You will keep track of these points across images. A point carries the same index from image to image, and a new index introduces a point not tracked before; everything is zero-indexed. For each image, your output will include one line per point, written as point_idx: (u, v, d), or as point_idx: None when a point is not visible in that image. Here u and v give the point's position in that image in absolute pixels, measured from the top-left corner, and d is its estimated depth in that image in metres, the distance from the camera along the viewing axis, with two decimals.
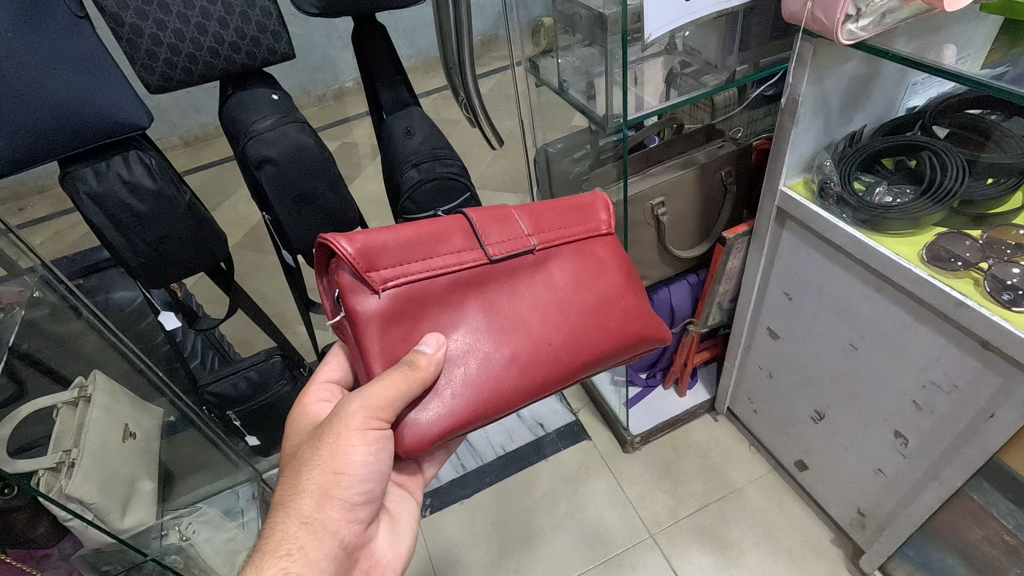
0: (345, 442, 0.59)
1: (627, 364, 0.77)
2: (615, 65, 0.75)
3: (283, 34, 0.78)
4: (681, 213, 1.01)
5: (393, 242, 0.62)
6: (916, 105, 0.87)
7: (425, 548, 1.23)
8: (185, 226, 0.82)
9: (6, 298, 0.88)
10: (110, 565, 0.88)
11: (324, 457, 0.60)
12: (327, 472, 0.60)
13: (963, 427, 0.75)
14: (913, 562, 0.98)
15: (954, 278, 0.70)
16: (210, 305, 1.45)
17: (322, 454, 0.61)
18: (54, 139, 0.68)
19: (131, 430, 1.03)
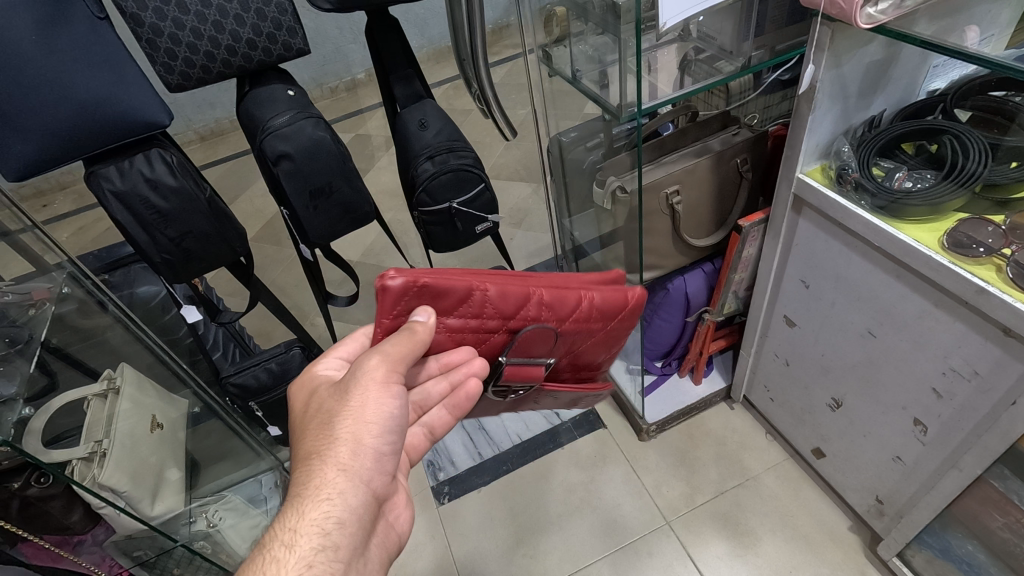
0: (332, 477, 0.57)
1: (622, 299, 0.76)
2: (628, 53, 0.75)
3: (298, 30, 0.78)
4: (696, 201, 1.01)
5: None
6: (938, 88, 0.86)
7: (443, 534, 1.26)
8: (205, 222, 0.83)
9: (36, 295, 0.93)
10: (141, 551, 0.97)
11: (301, 494, 0.57)
12: (325, 461, 0.57)
13: (984, 415, 0.74)
14: (932, 549, 0.97)
15: (976, 265, 0.69)
16: (230, 298, 1.48)
17: (317, 443, 0.59)
18: (80, 139, 0.69)
19: (158, 421, 1.05)
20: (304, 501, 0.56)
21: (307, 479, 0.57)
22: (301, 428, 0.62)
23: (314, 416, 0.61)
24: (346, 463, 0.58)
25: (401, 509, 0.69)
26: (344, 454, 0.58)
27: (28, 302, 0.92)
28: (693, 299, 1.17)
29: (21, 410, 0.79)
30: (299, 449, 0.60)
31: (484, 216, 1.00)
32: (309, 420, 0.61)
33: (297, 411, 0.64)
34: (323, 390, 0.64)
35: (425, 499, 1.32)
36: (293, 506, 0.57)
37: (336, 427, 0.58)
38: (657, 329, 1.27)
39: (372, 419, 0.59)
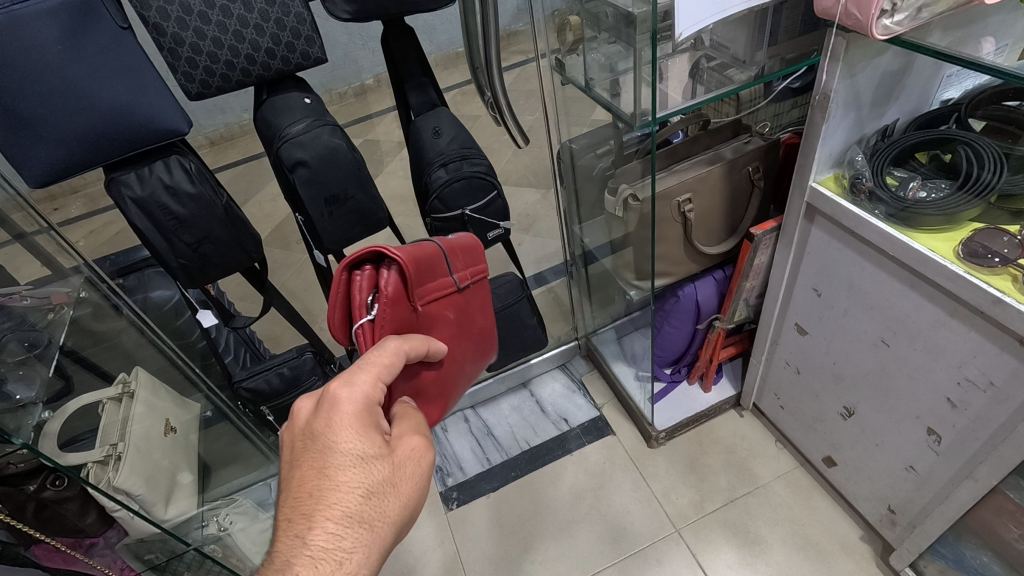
0: (372, 556, 0.56)
1: None
2: (643, 63, 0.75)
3: (317, 39, 0.79)
4: (708, 209, 1.01)
5: (424, 262, 0.67)
6: (951, 98, 0.86)
7: (452, 540, 1.26)
8: (222, 228, 0.84)
9: (56, 298, 0.94)
10: (151, 554, 0.93)
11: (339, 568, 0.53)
12: (370, 535, 0.56)
13: (998, 426, 0.74)
14: (946, 560, 0.96)
15: (991, 275, 0.69)
16: (242, 302, 1.49)
17: (367, 512, 0.56)
18: (102, 145, 0.71)
19: (172, 424, 1.06)
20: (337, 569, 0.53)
21: (350, 553, 0.54)
22: (343, 478, 0.56)
23: (363, 475, 0.56)
24: (383, 543, 0.57)
25: None
26: (386, 534, 0.58)
27: (47, 305, 0.93)
28: (704, 306, 1.18)
29: (41, 413, 0.80)
30: (338, 506, 0.55)
31: (497, 222, 1.01)
32: (355, 480, 0.56)
33: (328, 447, 0.56)
34: (375, 439, 0.58)
35: (434, 504, 1.33)
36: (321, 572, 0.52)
37: (391, 504, 0.58)
38: (667, 336, 1.27)
39: (415, 507, 0.61)
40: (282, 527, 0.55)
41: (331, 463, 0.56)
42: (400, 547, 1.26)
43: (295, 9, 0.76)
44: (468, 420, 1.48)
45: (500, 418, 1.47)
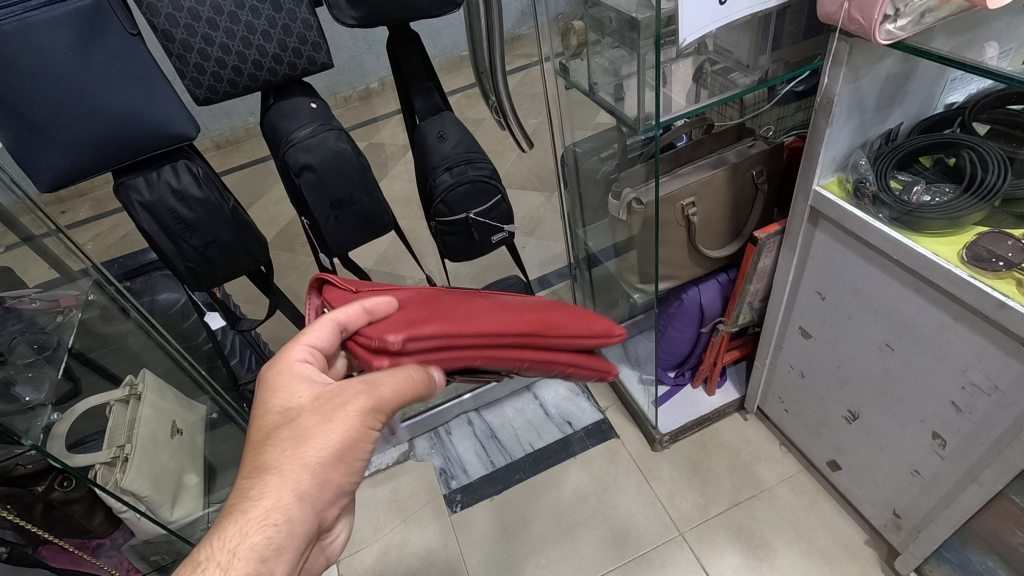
0: (284, 503, 0.55)
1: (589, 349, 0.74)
2: (646, 67, 0.75)
3: (323, 45, 0.80)
4: (712, 212, 1.01)
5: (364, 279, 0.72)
6: (955, 102, 0.86)
7: (455, 543, 1.26)
8: (229, 232, 0.84)
9: (65, 302, 0.96)
10: (158, 555, 1.00)
11: (244, 511, 0.54)
12: (277, 479, 0.55)
13: (1004, 430, 0.74)
14: (951, 564, 0.96)
15: (995, 279, 0.68)
16: (248, 306, 1.50)
17: (279, 456, 0.56)
18: (110, 150, 0.71)
19: (179, 426, 1.06)
20: (272, 525, 0.54)
21: (258, 496, 0.55)
22: (263, 423, 0.59)
23: (323, 445, 0.56)
24: (303, 489, 0.56)
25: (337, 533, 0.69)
26: (304, 483, 0.56)
27: (56, 308, 0.95)
28: (707, 310, 1.17)
29: (50, 415, 0.81)
30: (255, 459, 0.57)
31: (501, 226, 1.01)
32: (276, 428, 0.58)
33: (285, 417, 0.58)
34: (298, 387, 0.60)
35: (438, 507, 1.33)
36: (260, 528, 0.54)
37: (307, 448, 0.56)
38: (671, 339, 1.27)
39: (341, 456, 0.57)
40: (236, 489, 0.56)
41: (281, 432, 0.57)
42: (404, 549, 1.27)
43: (303, 16, 0.76)
44: (472, 423, 1.49)
45: (504, 421, 1.47)
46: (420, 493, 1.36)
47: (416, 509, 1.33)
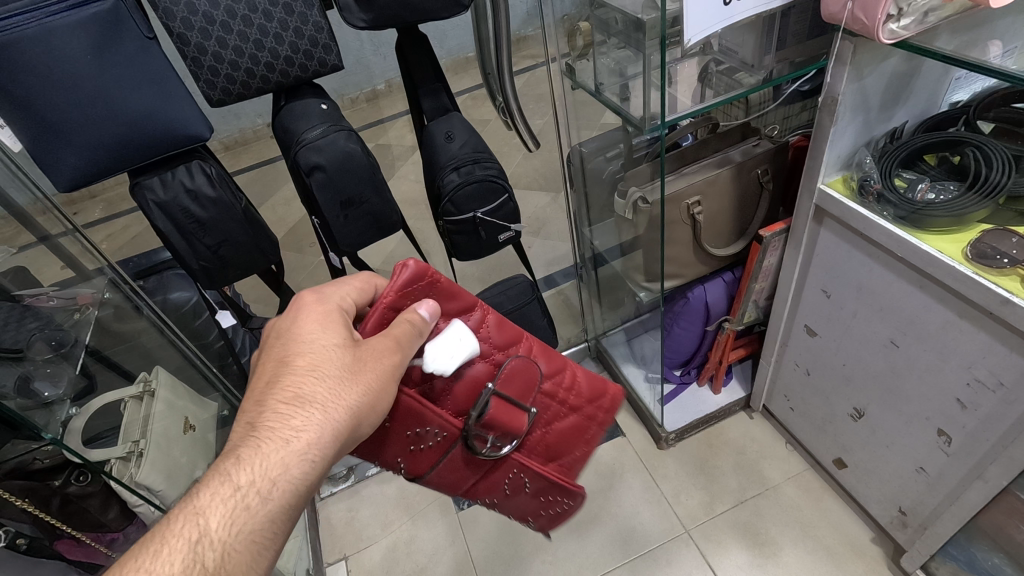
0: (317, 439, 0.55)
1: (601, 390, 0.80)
2: (651, 67, 0.76)
3: (333, 47, 0.81)
4: (717, 211, 1.01)
5: None
6: (960, 100, 0.87)
7: (462, 540, 1.28)
8: (242, 231, 0.86)
9: (82, 299, 0.99)
10: None
11: (283, 443, 0.54)
12: (318, 418, 0.55)
13: (1009, 426, 0.74)
14: (957, 562, 0.96)
15: (999, 276, 0.68)
16: (257, 304, 1.52)
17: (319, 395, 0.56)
18: (127, 151, 0.73)
19: (191, 423, 1.08)
20: (310, 464, 0.54)
21: (296, 430, 0.54)
22: (301, 355, 0.57)
23: (364, 396, 0.56)
24: (340, 431, 0.56)
25: None
26: (343, 423, 0.56)
27: (72, 306, 0.97)
28: (713, 308, 1.18)
29: (68, 410, 0.83)
30: (290, 388, 0.56)
31: (508, 225, 1.03)
32: (316, 360, 0.57)
33: (331, 355, 0.57)
34: (340, 329, 0.59)
35: (445, 504, 1.34)
36: (301, 463, 0.54)
37: (351, 392, 0.56)
38: (677, 338, 1.27)
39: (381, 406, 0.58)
40: (270, 416, 0.55)
41: (330, 368, 0.56)
42: (411, 545, 1.29)
43: (314, 19, 0.78)
44: None
45: None
46: (427, 491, 1.37)
47: (424, 506, 1.35)
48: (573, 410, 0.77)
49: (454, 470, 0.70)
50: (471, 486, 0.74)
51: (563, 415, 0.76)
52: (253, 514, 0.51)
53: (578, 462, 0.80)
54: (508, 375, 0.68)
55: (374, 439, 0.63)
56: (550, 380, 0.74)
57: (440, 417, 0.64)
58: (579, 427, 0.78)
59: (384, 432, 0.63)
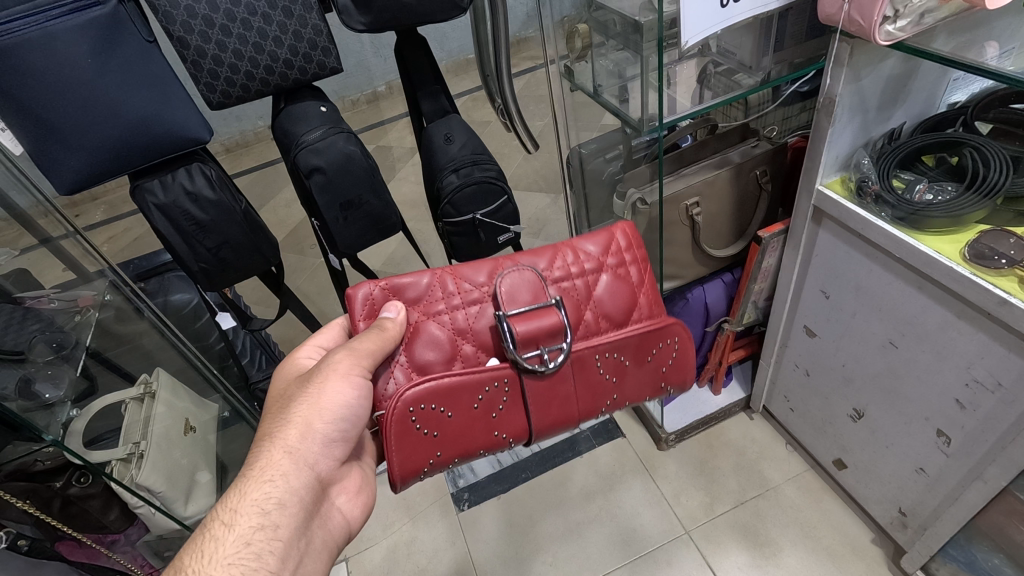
0: (275, 458, 0.62)
1: (613, 244, 0.78)
2: (649, 69, 0.77)
3: (332, 49, 0.81)
4: (716, 212, 1.01)
5: None
6: (958, 101, 0.87)
7: (463, 541, 1.28)
8: (241, 233, 0.86)
9: (82, 302, 0.99)
10: (172, 549, 1.04)
11: (246, 474, 0.61)
12: (272, 443, 0.63)
13: (1007, 427, 0.74)
14: (957, 562, 0.95)
15: (997, 276, 0.68)
16: (258, 306, 1.52)
17: (272, 427, 0.65)
18: (128, 154, 0.73)
19: (191, 424, 1.08)
20: (266, 482, 0.60)
21: (254, 461, 0.62)
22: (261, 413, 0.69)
23: (306, 406, 0.65)
24: (291, 444, 0.63)
25: (348, 495, 0.71)
26: (291, 436, 0.63)
27: (74, 308, 0.98)
28: (713, 308, 1.18)
29: (68, 411, 0.84)
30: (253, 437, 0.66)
31: (507, 226, 1.03)
32: (271, 406, 0.68)
33: (280, 401, 0.68)
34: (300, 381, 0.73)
35: (446, 505, 1.34)
36: (257, 484, 0.60)
37: (291, 409, 0.65)
38: None
39: (326, 404, 0.65)
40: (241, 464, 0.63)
41: (278, 408, 0.67)
42: (412, 547, 1.29)
43: (313, 22, 0.78)
44: None
45: None
46: (428, 492, 1.37)
47: (424, 508, 1.35)
48: (599, 269, 0.76)
49: (552, 403, 0.73)
50: (580, 402, 0.75)
51: (596, 277, 0.76)
52: (220, 540, 0.56)
53: (653, 308, 0.79)
54: (512, 292, 0.71)
55: (457, 434, 0.71)
56: (555, 268, 0.75)
57: (484, 374, 0.70)
58: (621, 279, 0.77)
59: (457, 423, 0.71)
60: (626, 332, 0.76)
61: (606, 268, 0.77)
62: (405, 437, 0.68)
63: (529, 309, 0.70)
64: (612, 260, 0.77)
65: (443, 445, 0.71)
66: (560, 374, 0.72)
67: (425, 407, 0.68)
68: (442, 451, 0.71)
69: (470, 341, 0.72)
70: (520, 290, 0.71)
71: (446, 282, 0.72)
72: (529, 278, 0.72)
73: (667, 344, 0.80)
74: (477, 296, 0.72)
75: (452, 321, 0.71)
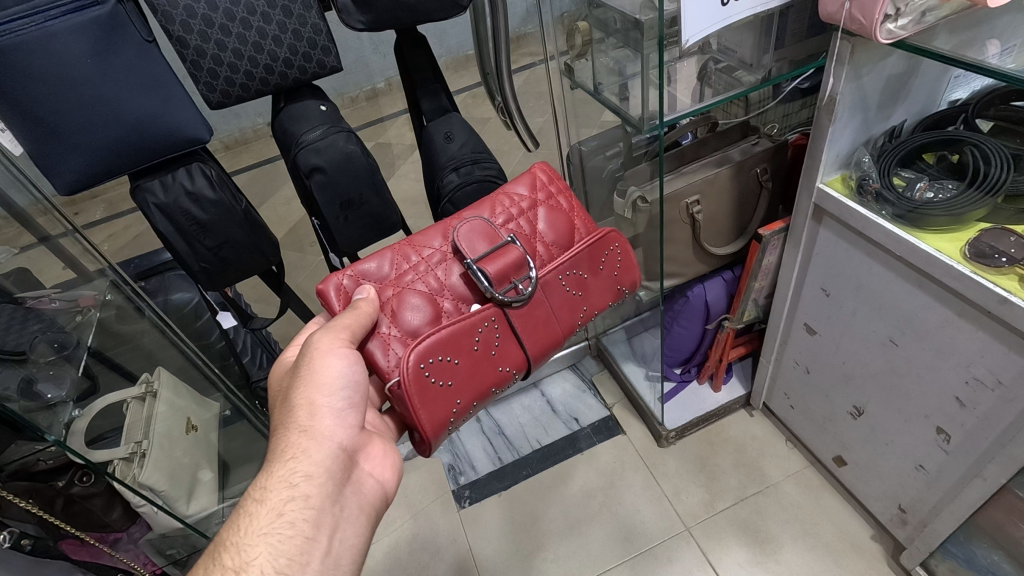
0: (295, 439, 0.64)
1: (539, 184, 0.81)
2: (649, 67, 0.77)
3: (332, 49, 0.81)
4: (717, 210, 1.01)
5: None
6: (959, 98, 0.87)
7: (464, 538, 1.28)
8: (242, 233, 0.86)
9: (83, 302, 0.99)
10: (173, 548, 1.03)
11: (271, 460, 0.63)
12: (288, 428, 0.65)
13: (1007, 425, 0.75)
14: (957, 559, 0.96)
15: (998, 275, 0.68)
16: (259, 305, 1.53)
17: (284, 414, 0.66)
18: (129, 154, 0.74)
19: (193, 423, 1.08)
20: (290, 461, 0.62)
21: (277, 446, 0.64)
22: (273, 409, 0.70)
23: (308, 387, 0.66)
24: (304, 424, 0.65)
25: (379, 459, 0.72)
26: (303, 417, 0.65)
27: (75, 308, 0.98)
28: (713, 306, 1.18)
29: (70, 411, 0.85)
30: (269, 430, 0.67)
31: None
32: (278, 399, 0.70)
33: (282, 393, 0.70)
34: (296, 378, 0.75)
35: (447, 502, 1.35)
36: (281, 464, 0.62)
37: (295, 394, 0.66)
38: (677, 337, 1.28)
39: (325, 379, 0.66)
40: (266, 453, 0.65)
41: (282, 399, 0.69)
42: (413, 544, 1.29)
43: (313, 21, 0.78)
44: (480, 419, 1.51)
45: (511, 418, 1.50)
46: (429, 490, 1.38)
47: (425, 505, 1.35)
48: (534, 206, 0.80)
49: (539, 329, 0.78)
50: (560, 321, 0.80)
51: (534, 213, 0.79)
52: (258, 523, 0.58)
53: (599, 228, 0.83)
54: (470, 241, 0.74)
55: (469, 377, 0.74)
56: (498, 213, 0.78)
57: (473, 318, 0.73)
58: (555, 208, 0.80)
59: (465, 367, 0.73)
60: (575, 250, 0.79)
61: (540, 203, 0.80)
62: (423, 392, 0.70)
63: (492, 251, 0.74)
64: (542, 195, 0.81)
65: (460, 391, 0.73)
66: (535, 300, 0.76)
67: (433, 359, 0.70)
68: (461, 397, 0.74)
69: (448, 297, 0.74)
70: (475, 236, 0.74)
71: (407, 254, 0.75)
72: (481, 225, 0.75)
73: (613, 252, 0.83)
74: (439, 256, 0.75)
75: (425, 284, 0.74)
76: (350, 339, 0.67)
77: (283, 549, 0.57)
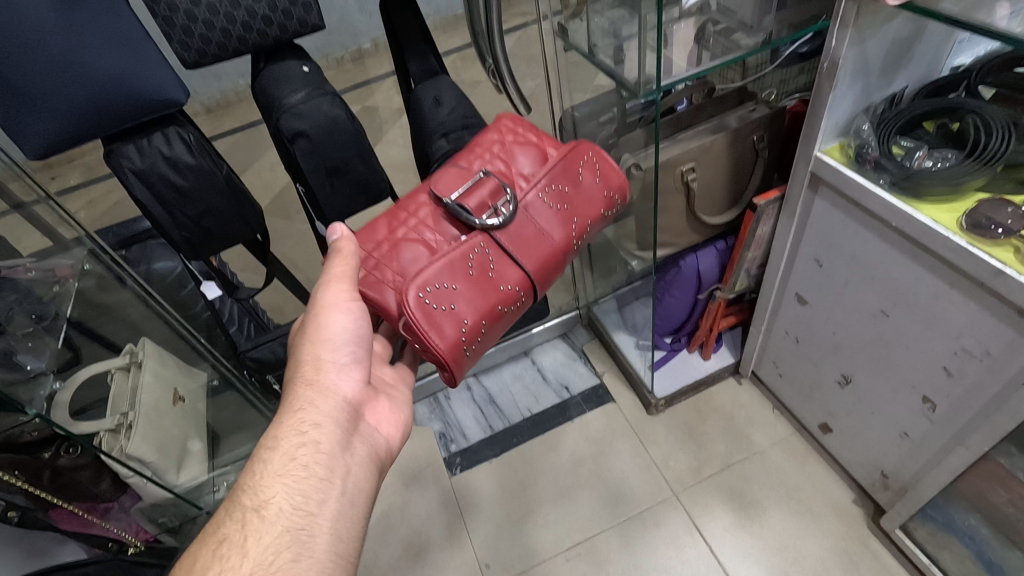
0: (304, 392, 0.64)
1: (507, 126, 0.80)
2: (647, 29, 0.73)
3: (313, 6, 0.77)
4: (712, 178, 0.99)
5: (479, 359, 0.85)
6: (963, 64, 0.84)
7: (455, 504, 1.30)
8: (224, 200, 0.83)
9: (60, 272, 0.98)
10: (166, 517, 1.02)
11: (284, 411, 0.63)
12: (297, 387, 0.64)
13: (992, 395, 0.75)
14: (935, 522, 0.98)
15: (994, 247, 0.68)
16: (246, 274, 1.50)
17: (292, 367, 0.66)
18: (101, 117, 0.70)
19: (180, 394, 1.05)
20: (301, 411, 0.62)
21: (288, 400, 0.64)
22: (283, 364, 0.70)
23: (312, 338, 0.66)
24: (312, 377, 0.65)
25: (383, 414, 0.72)
26: (310, 369, 0.65)
27: (52, 278, 0.97)
28: (705, 276, 1.17)
29: (52, 384, 0.86)
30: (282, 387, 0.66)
31: None
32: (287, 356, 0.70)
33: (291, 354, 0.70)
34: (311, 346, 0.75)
35: (438, 469, 1.36)
36: (290, 414, 0.62)
37: (301, 348, 0.66)
38: (668, 307, 1.27)
39: (327, 335, 0.67)
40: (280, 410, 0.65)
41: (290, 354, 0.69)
42: (405, 510, 1.31)
43: None
44: (471, 388, 1.52)
45: (502, 386, 1.50)
46: (420, 457, 1.39)
47: (417, 472, 1.37)
48: (506, 140, 0.79)
49: (533, 245, 0.75)
50: (560, 245, 0.78)
51: (507, 147, 0.78)
52: (271, 468, 0.57)
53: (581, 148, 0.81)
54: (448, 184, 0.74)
55: (475, 300, 0.73)
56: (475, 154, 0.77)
57: (462, 246, 0.72)
58: (523, 141, 0.78)
59: (467, 292, 0.72)
60: (549, 167, 0.77)
61: (510, 136, 0.79)
62: (432, 319, 0.70)
63: (466, 186, 0.73)
64: (513, 130, 0.80)
65: (468, 316, 0.72)
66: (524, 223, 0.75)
67: (433, 287, 0.70)
68: (467, 317, 0.72)
69: (442, 242, 0.73)
70: (449, 178, 0.74)
71: (395, 212, 0.75)
72: (456, 168, 0.75)
73: (589, 159, 0.80)
74: (426, 202, 0.75)
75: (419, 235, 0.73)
76: (351, 290, 0.68)
77: (298, 491, 0.56)
